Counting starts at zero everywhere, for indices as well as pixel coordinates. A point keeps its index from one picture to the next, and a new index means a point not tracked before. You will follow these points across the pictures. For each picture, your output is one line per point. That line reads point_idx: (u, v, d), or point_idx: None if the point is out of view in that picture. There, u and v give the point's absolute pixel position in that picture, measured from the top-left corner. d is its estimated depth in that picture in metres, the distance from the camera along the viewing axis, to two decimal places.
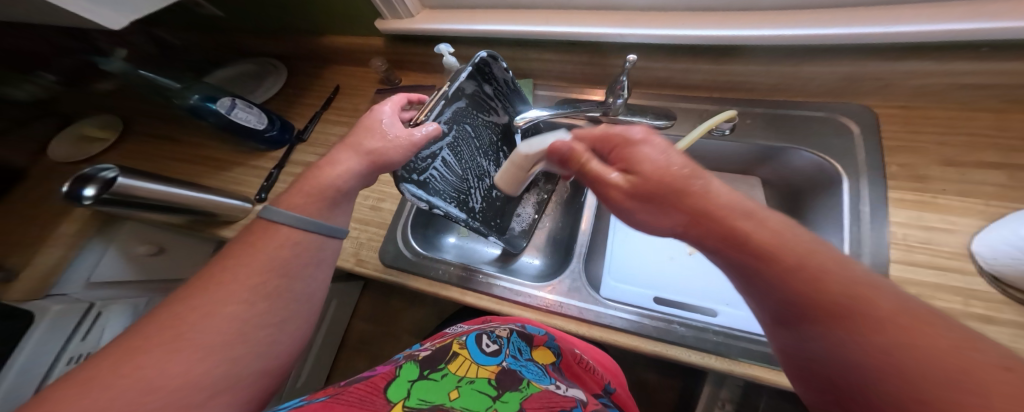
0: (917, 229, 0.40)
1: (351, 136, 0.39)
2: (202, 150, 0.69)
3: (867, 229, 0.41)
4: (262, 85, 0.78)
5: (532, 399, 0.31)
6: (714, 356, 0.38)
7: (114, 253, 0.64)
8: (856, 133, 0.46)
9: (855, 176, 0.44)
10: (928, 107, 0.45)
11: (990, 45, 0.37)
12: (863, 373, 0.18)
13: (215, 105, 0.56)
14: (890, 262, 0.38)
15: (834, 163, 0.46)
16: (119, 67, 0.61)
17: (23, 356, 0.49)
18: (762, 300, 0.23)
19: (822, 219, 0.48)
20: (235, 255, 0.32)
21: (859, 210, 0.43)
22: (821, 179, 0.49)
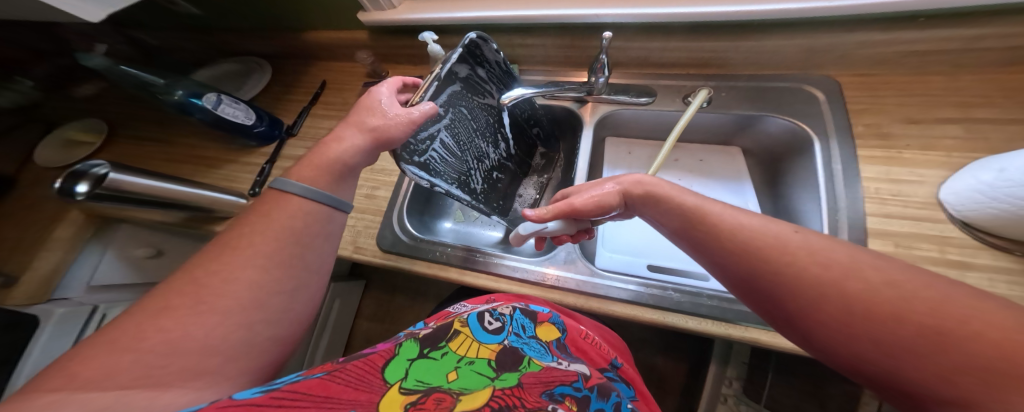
0: (887, 182, 0.42)
1: (353, 115, 0.41)
2: (194, 149, 0.69)
3: (840, 185, 0.43)
4: (248, 82, 0.78)
5: (530, 376, 0.29)
6: (712, 321, 0.40)
7: (112, 256, 0.66)
8: (824, 100, 0.48)
9: (825, 139, 0.46)
10: (888, 74, 0.48)
11: (926, 16, 0.40)
12: (817, 306, 0.22)
13: (200, 101, 0.56)
14: (866, 216, 0.40)
15: (803, 125, 0.48)
16: (100, 63, 0.60)
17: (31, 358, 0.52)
18: (760, 298, 0.26)
19: (798, 185, 0.50)
20: (251, 225, 0.33)
21: (831, 168, 0.45)
22: (795, 144, 0.51)
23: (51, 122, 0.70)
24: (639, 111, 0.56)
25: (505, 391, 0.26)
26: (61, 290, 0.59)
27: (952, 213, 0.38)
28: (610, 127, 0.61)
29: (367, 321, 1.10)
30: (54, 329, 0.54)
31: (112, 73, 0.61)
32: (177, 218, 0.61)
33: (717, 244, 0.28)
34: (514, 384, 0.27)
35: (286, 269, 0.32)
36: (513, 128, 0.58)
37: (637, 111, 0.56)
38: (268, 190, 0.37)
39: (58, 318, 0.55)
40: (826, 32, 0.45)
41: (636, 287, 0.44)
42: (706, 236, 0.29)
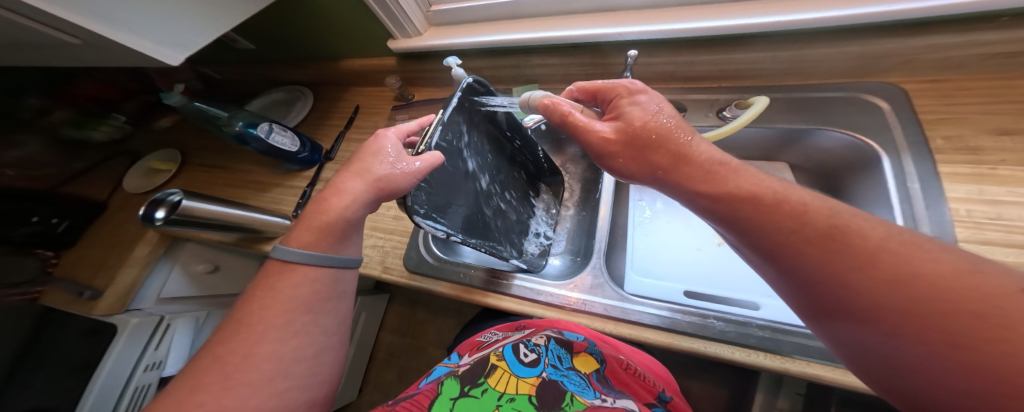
0: (983, 203, 0.36)
1: (356, 162, 0.41)
2: (246, 175, 0.76)
3: (921, 206, 0.37)
4: (291, 110, 0.84)
5: None
6: (763, 353, 0.36)
7: (178, 272, 0.73)
8: (886, 110, 0.44)
9: (896, 156, 0.41)
10: (962, 79, 0.42)
11: (1010, 14, 0.35)
12: (872, 303, 0.22)
13: (256, 130, 0.62)
14: (959, 242, 0.35)
15: (866, 140, 0.43)
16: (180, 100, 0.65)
17: (110, 361, 0.60)
18: (802, 291, 0.26)
19: (863, 204, 0.45)
20: (258, 298, 0.36)
21: (907, 187, 0.39)
22: (855, 159, 0.46)
23: (134, 153, 0.81)
24: None
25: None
26: (135, 302, 0.67)
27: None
28: None
29: (389, 335, 1.13)
30: (125, 342, 0.61)
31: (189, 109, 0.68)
32: (232, 238, 0.67)
33: (803, 250, 0.25)
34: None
35: (302, 340, 0.35)
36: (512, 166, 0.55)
37: None
38: (268, 259, 0.39)
39: (128, 332, 0.61)
40: (886, 37, 0.41)
41: (668, 313, 0.41)
42: (788, 238, 0.26)
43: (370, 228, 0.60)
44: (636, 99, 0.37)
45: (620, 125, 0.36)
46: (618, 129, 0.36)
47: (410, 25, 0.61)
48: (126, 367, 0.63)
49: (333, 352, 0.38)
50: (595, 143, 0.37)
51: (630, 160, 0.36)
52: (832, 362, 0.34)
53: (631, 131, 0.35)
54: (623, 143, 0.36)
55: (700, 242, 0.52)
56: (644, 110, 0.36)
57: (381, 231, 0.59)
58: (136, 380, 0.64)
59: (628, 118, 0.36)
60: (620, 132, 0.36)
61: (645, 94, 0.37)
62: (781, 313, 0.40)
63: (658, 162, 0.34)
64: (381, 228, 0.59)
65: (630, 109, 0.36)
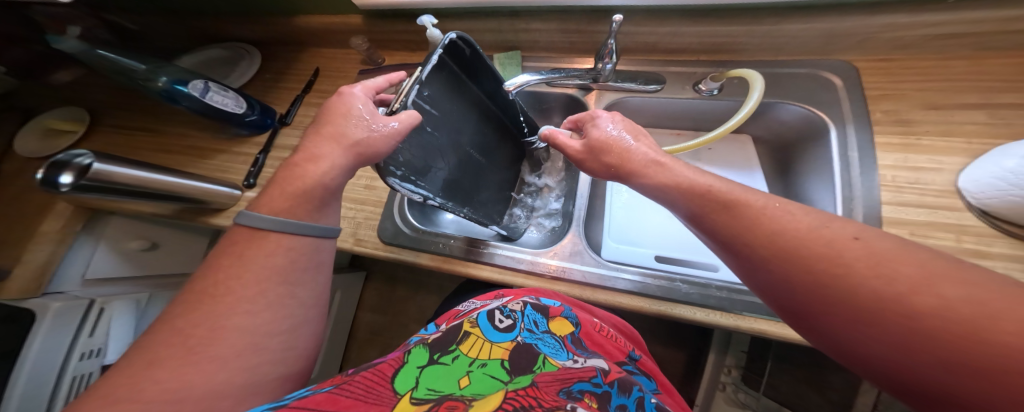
0: (906, 170, 0.41)
1: (326, 127, 0.37)
2: (184, 140, 0.67)
3: (857, 174, 0.43)
4: (236, 70, 0.74)
5: (545, 375, 0.30)
6: (719, 313, 0.40)
7: (106, 250, 0.64)
8: (839, 85, 0.48)
9: (842, 126, 0.46)
10: (907, 58, 0.47)
11: None
12: (826, 302, 0.21)
13: (186, 88, 0.53)
14: (881, 205, 0.40)
15: (818, 111, 0.48)
16: (74, 46, 0.58)
17: (35, 349, 0.52)
18: (763, 293, 0.26)
19: (809, 174, 0.50)
20: (223, 269, 0.32)
21: (847, 156, 0.44)
22: (806, 131, 0.51)
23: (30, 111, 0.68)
24: (648, 99, 0.55)
25: (519, 392, 0.25)
26: (54, 284, 0.58)
27: (969, 200, 0.37)
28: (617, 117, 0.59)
29: (369, 313, 1.10)
30: (51, 325, 0.54)
31: (87, 57, 0.59)
32: (172, 209, 0.59)
33: (753, 253, 0.25)
34: (527, 384, 0.27)
35: (275, 312, 0.32)
36: (496, 131, 0.53)
37: (645, 98, 0.55)
38: (236, 226, 0.35)
39: (51, 316, 0.53)
40: (852, 14, 0.44)
41: (639, 278, 0.43)
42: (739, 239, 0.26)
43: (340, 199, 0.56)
44: (597, 120, 0.40)
45: (586, 141, 0.39)
46: (585, 145, 0.39)
47: None
48: (55, 355, 0.55)
49: (311, 327, 0.36)
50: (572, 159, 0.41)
51: (592, 164, 0.39)
52: (774, 317, 0.38)
53: (591, 142, 0.38)
54: (587, 153, 0.39)
55: None
56: (600, 129, 0.39)
57: (351, 201, 0.56)
58: (72, 369, 0.57)
59: (591, 135, 0.39)
60: (586, 146, 0.39)
61: (603, 116, 0.40)
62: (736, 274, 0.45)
63: (611, 163, 0.37)
64: (353, 199, 0.55)
65: (593, 129, 0.39)
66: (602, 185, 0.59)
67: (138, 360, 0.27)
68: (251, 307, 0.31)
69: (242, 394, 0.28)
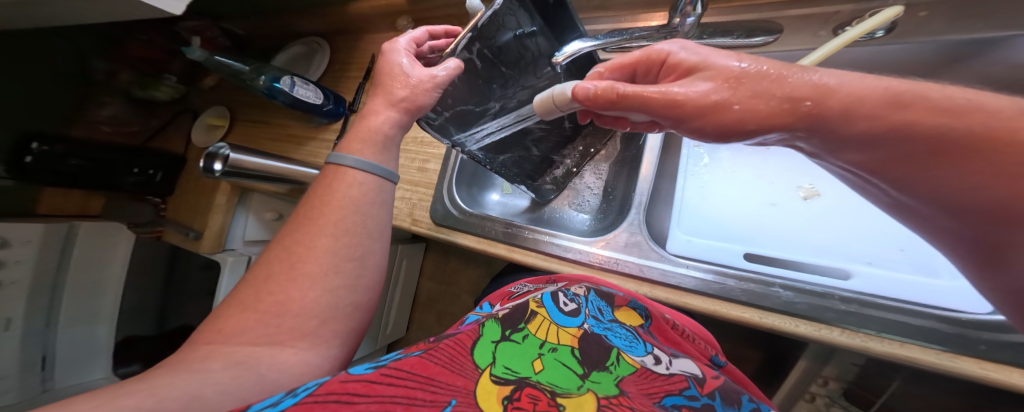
0: None
1: (380, 84, 0.41)
2: (286, 129, 0.79)
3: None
4: (313, 64, 0.82)
5: (628, 382, 0.27)
6: (839, 330, 0.31)
7: (253, 219, 0.84)
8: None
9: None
10: None
11: None
12: None
13: (279, 84, 0.62)
14: None
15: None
16: (202, 56, 0.69)
17: (223, 288, 0.75)
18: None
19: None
20: (320, 196, 0.39)
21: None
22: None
23: (193, 111, 0.88)
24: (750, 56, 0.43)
25: (612, 401, 0.23)
26: (228, 243, 0.81)
27: None
28: None
29: (428, 281, 1.23)
30: (229, 275, 0.75)
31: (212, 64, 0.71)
32: (286, 189, 0.72)
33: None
34: (616, 391, 0.25)
35: (352, 238, 0.38)
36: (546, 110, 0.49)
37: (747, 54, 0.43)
38: (325, 165, 0.41)
39: (229, 267, 0.75)
40: None
41: (708, 276, 0.37)
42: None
43: None
44: (704, 49, 0.25)
45: (706, 73, 0.24)
46: (707, 77, 0.23)
47: None
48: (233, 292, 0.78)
49: (377, 258, 0.40)
50: (693, 107, 0.23)
51: (749, 105, 0.22)
52: (933, 345, 0.29)
53: (733, 75, 0.23)
54: (726, 88, 0.23)
55: (774, 196, 0.44)
56: (716, 58, 0.24)
57: (407, 183, 0.59)
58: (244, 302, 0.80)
59: (716, 64, 0.24)
60: (717, 80, 0.23)
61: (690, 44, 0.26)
62: (887, 284, 0.33)
63: (800, 95, 0.21)
64: (407, 180, 0.59)
65: (708, 58, 0.24)
66: (671, 163, 0.50)
67: (252, 310, 0.33)
68: (327, 286, 0.35)
69: (325, 316, 0.34)
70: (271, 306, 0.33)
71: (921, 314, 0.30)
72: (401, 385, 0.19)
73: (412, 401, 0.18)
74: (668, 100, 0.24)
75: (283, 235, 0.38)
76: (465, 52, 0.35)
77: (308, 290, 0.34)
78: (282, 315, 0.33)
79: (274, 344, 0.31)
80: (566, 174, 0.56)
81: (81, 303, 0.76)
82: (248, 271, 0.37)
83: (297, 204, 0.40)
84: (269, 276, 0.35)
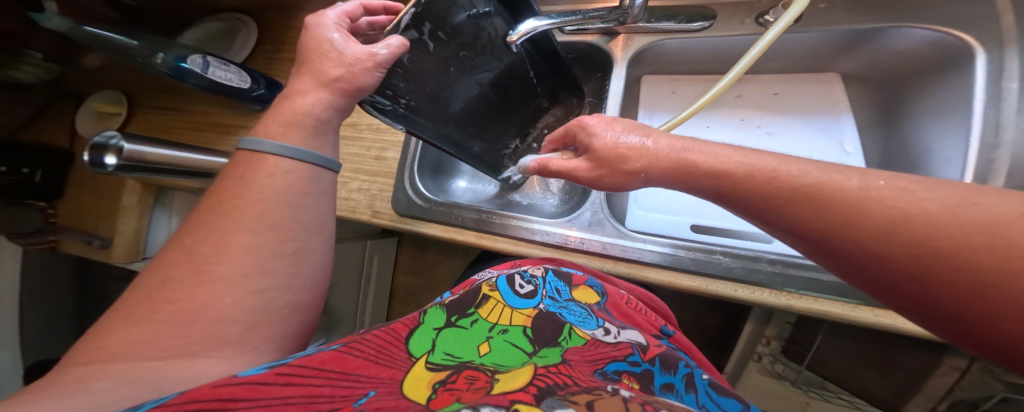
0: None
1: (303, 62, 0.36)
2: (210, 115, 0.69)
3: (1010, 111, 0.34)
4: (235, 41, 0.73)
5: (573, 352, 0.28)
6: (767, 290, 0.36)
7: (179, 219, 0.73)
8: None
9: (997, 50, 0.36)
10: None
11: None
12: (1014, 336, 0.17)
13: (187, 65, 0.52)
14: None
15: (956, 33, 0.37)
16: (59, 22, 0.63)
17: None
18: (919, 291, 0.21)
19: (922, 116, 0.43)
20: (229, 189, 0.34)
21: (1000, 88, 0.35)
22: (932, 59, 0.41)
23: (76, 94, 0.70)
24: (691, 41, 0.46)
25: (551, 370, 0.23)
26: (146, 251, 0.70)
27: None
28: (649, 62, 0.51)
29: (405, 276, 1.17)
30: None
31: (83, 38, 0.61)
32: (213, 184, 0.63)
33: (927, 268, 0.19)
34: (558, 360, 0.26)
35: (279, 233, 0.34)
36: (508, 92, 0.48)
37: (687, 39, 0.46)
38: (239, 151, 0.36)
39: None
40: None
41: (667, 249, 0.39)
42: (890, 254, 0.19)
43: (351, 171, 0.55)
44: (591, 128, 0.30)
45: (590, 157, 0.30)
46: (591, 160, 0.30)
47: None
48: None
49: (316, 253, 0.37)
50: (585, 181, 0.31)
51: (613, 179, 0.29)
52: (841, 298, 0.33)
53: (604, 156, 0.29)
54: (603, 172, 0.29)
55: None
56: (597, 140, 0.29)
57: (363, 173, 0.55)
58: None
59: (595, 148, 0.29)
60: (594, 162, 0.30)
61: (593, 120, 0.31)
62: None
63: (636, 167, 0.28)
64: (364, 170, 0.55)
65: (591, 140, 0.30)
66: None
67: (144, 321, 0.28)
68: (250, 286, 0.31)
69: (252, 321, 0.30)
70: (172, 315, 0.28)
71: (829, 271, 0.34)
72: (302, 383, 0.18)
73: (314, 398, 0.17)
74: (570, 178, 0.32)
75: (185, 234, 0.33)
76: (413, 31, 0.33)
77: (222, 293, 0.30)
78: (189, 324, 0.28)
79: (186, 356, 0.27)
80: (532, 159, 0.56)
81: None
82: (147, 277, 0.31)
83: (204, 197, 0.35)
84: (171, 282, 0.30)
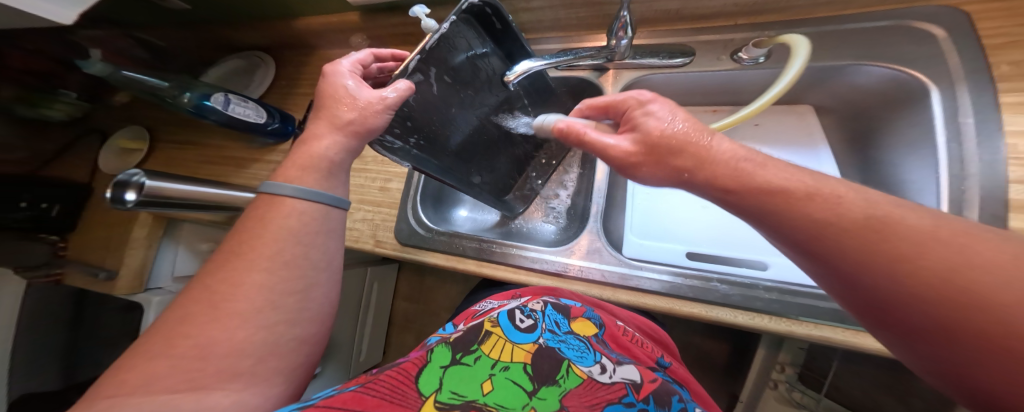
0: None
1: (321, 108, 0.38)
2: (225, 150, 0.72)
3: (972, 146, 0.34)
4: (253, 80, 0.77)
5: (571, 396, 0.27)
6: (766, 316, 0.36)
7: (184, 250, 0.75)
8: (942, 38, 0.37)
9: (949, 87, 0.36)
10: None
11: None
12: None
13: (211, 102, 0.56)
14: (1009, 183, 0.32)
15: (909, 71, 0.38)
16: (97, 68, 0.66)
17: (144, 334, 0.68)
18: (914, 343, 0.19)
19: (896, 147, 0.43)
20: (247, 231, 0.35)
21: (957, 123, 0.35)
22: (894, 94, 0.41)
23: (101, 131, 0.76)
24: (674, 75, 0.48)
25: None
26: (152, 281, 0.72)
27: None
28: None
29: (404, 302, 1.16)
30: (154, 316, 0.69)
31: (114, 77, 0.66)
32: (223, 217, 0.65)
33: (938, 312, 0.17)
34: (557, 407, 0.25)
35: (291, 270, 0.35)
36: (507, 126, 0.50)
37: (670, 74, 0.48)
38: (259, 195, 0.38)
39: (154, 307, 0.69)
40: None
41: (671, 278, 0.39)
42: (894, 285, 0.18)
43: (356, 201, 0.57)
44: (651, 107, 0.25)
45: (634, 137, 0.25)
46: (633, 143, 0.25)
47: None
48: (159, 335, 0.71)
49: (323, 288, 0.38)
50: (619, 162, 0.26)
51: (652, 170, 0.24)
52: (840, 323, 0.33)
53: (654, 138, 0.24)
54: (642, 158, 0.24)
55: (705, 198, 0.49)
56: (652, 118, 0.24)
57: (367, 203, 0.57)
58: None
59: (643, 129, 0.24)
60: (637, 146, 0.24)
61: (657, 102, 0.25)
62: (791, 272, 0.39)
63: (684, 166, 0.23)
64: (369, 201, 0.57)
65: (644, 119, 0.25)
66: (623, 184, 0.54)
67: (158, 356, 0.28)
68: (262, 322, 0.32)
69: (261, 355, 0.31)
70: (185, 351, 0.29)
71: (829, 298, 0.34)
72: None
73: None
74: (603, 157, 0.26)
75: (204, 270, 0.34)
76: (419, 74, 0.36)
77: (233, 327, 0.31)
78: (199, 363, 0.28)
79: (196, 391, 0.27)
80: (530, 188, 0.58)
81: None
82: (169, 308, 0.33)
83: (223, 239, 0.36)
84: (184, 318, 0.31)
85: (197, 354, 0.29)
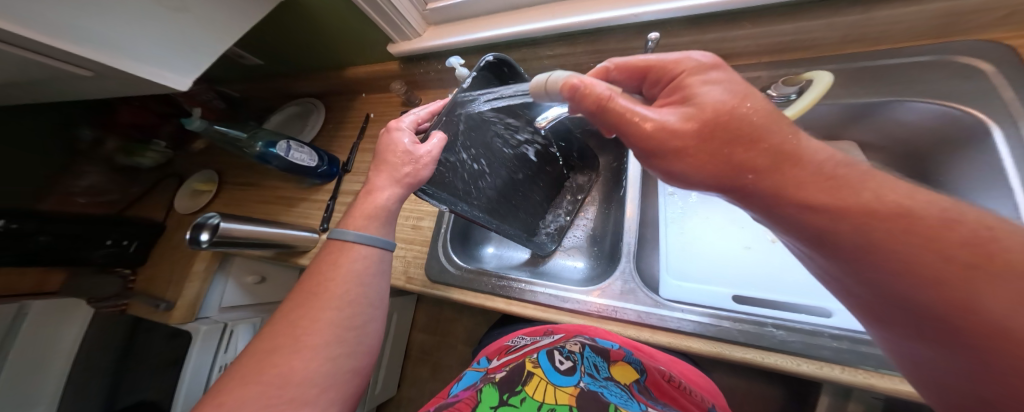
0: None
1: (382, 163, 0.42)
2: (279, 191, 0.79)
3: None
4: (308, 124, 0.84)
5: None
6: (838, 367, 0.32)
7: (232, 283, 0.82)
8: (990, 72, 0.36)
9: (1012, 126, 0.34)
10: None
11: None
12: None
13: (275, 149, 0.63)
14: None
15: (966, 109, 0.36)
16: (199, 125, 0.69)
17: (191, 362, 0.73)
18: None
19: (963, 184, 0.39)
20: (323, 272, 0.39)
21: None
22: (950, 132, 0.39)
23: (179, 176, 0.87)
24: None
25: None
26: (202, 311, 0.78)
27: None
28: None
29: (421, 333, 1.17)
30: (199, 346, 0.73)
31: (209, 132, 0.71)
32: (272, 253, 0.68)
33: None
34: None
35: (353, 309, 0.37)
36: (536, 169, 0.54)
37: None
38: (326, 240, 0.42)
39: (200, 337, 0.73)
40: None
41: (703, 318, 0.38)
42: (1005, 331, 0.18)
43: None
44: (709, 74, 0.26)
45: (689, 111, 0.25)
46: (689, 116, 0.25)
47: (407, 27, 0.60)
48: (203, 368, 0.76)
49: (377, 325, 0.40)
50: (669, 135, 0.25)
51: (702, 158, 0.25)
52: None
53: (716, 114, 0.24)
54: (701, 136, 0.24)
55: (748, 239, 0.48)
56: (711, 91, 0.25)
57: (401, 241, 0.60)
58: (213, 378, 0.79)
59: (700, 102, 0.25)
60: (696, 121, 0.24)
61: (715, 72, 0.26)
62: None
63: (751, 163, 0.24)
64: (401, 239, 0.60)
65: (700, 90, 0.25)
66: (651, 224, 0.54)
67: (240, 385, 0.31)
68: (329, 354, 0.35)
69: (326, 384, 0.34)
70: (265, 381, 0.32)
71: None
72: None
73: None
74: (651, 126, 0.25)
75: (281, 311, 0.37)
76: (446, 126, 0.40)
77: (304, 361, 0.33)
78: (278, 391, 0.31)
79: None
80: (561, 224, 0.58)
81: (26, 383, 0.75)
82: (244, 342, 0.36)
83: (297, 284, 0.39)
84: (259, 351, 0.34)
85: (278, 383, 0.32)
